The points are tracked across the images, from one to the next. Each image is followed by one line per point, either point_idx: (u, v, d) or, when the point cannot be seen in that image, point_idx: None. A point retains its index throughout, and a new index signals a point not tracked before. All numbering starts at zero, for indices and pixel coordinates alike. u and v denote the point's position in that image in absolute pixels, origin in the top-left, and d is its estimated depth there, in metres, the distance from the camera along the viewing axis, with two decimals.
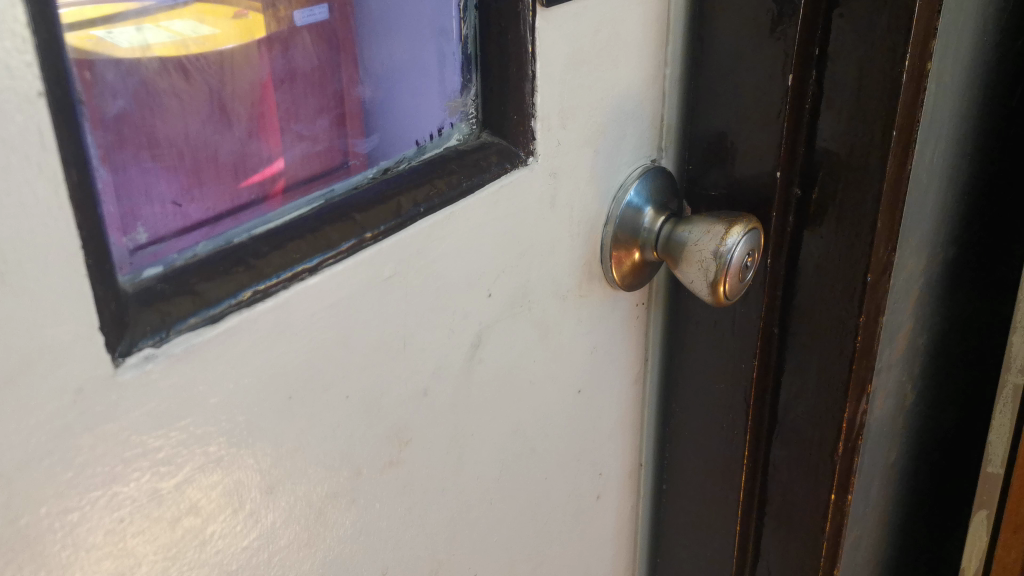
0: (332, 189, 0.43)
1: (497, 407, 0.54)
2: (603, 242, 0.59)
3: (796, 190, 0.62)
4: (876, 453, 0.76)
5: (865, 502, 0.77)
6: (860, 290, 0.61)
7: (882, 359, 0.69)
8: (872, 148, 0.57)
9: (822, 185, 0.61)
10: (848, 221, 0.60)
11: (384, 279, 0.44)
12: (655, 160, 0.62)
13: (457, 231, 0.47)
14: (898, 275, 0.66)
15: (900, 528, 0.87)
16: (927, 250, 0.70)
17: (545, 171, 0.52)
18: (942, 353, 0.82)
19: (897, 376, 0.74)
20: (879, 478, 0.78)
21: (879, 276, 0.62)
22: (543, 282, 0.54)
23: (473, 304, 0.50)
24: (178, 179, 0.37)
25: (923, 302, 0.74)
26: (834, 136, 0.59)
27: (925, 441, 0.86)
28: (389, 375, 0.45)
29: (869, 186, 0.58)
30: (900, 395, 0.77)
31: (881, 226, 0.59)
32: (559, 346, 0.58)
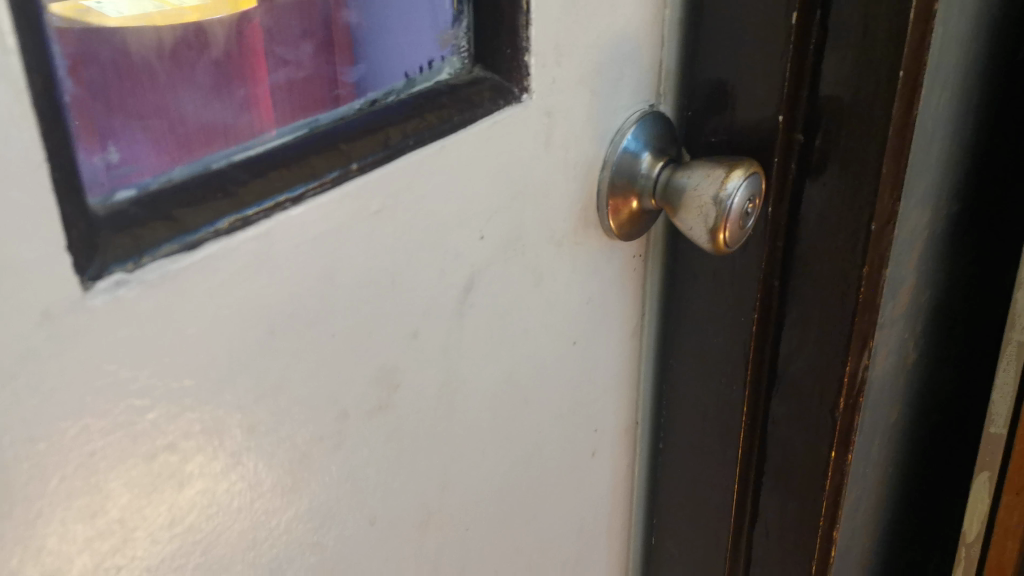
0: (316, 119, 0.41)
1: (489, 357, 0.52)
2: (601, 189, 0.57)
3: (799, 135, 0.60)
4: (878, 410, 0.74)
5: (866, 461, 0.76)
6: (864, 239, 0.60)
7: (886, 312, 0.68)
8: (878, 91, 0.56)
9: (826, 131, 0.59)
10: (852, 168, 0.59)
11: (372, 213, 0.42)
12: (654, 106, 0.60)
13: (448, 168, 0.45)
14: (903, 224, 0.64)
15: (901, 492, 0.86)
16: (932, 201, 0.68)
17: (539, 110, 0.50)
18: (945, 311, 0.80)
19: (899, 332, 0.72)
20: (880, 438, 0.77)
21: (885, 225, 0.60)
22: (537, 225, 0.53)
23: (464, 246, 0.48)
24: (131, 115, 0.34)
25: (927, 256, 0.72)
26: (839, 80, 0.57)
27: (928, 402, 0.84)
28: (376, 316, 0.44)
29: (875, 131, 0.57)
30: (903, 352, 0.75)
31: (886, 171, 0.58)
32: (553, 296, 0.56)
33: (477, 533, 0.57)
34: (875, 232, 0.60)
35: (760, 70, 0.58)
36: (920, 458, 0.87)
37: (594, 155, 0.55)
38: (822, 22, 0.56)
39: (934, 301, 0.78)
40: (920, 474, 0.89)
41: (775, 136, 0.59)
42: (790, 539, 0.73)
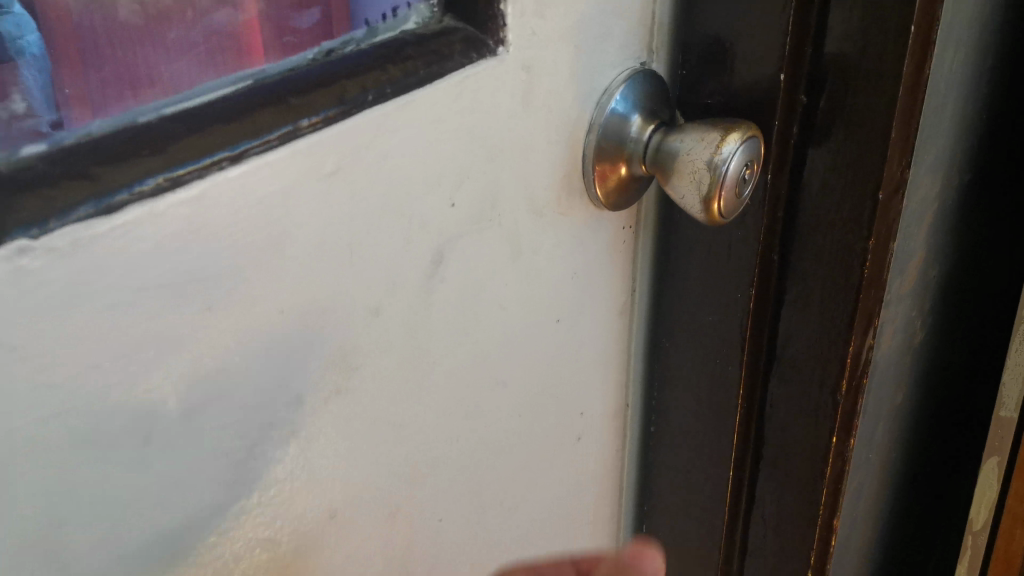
0: (262, 71, 0.36)
1: (460, 335, 0.48)
2: (586, 153, 0.53)
3: (802, 97, 0.55)
4: (883, 391, 0.70)
5: (870, 446, 0.72)
6: (870, 209, 0.55)
7: (892, 289, 0.63)
8: (887, 46, 0.51)
9: (831, 92, 0.54)
10: (858, 132, 0.54)
11: (325, 175, 0.38)
12: (646, 65, 0.55)
13: (413, 126, 0.41)
14: (912, 193, 0.60)
15: (905, 477, 0.82)
16: (942, 170, 0.64)
17: (517, 65, 0.45)
18: (955, 287, 0.76)
19: (906, 310, 0.68)
20: (884, 421, 0.73)
21: (892, 194, 0.56)
22: (515, 191, 0.48)
23: (433, 214, 0.44)
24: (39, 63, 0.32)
25: (936, 229, 0.68)
26: (845, 35, 0.52)
27: (935, 383, 0.80)
28: (332, 291, 0.40)
29: (885, 90, 0.52)
30: (909, 330, 0.71)
31: (896, 135, 0.53)
32: (534, 269, 0.52)
33: (451, 524, 0.53)
34: (882, 202, 0.55)
35: (760, 25, 0.53)
36: (926, 440, 0.83)
37: (579, 117, 0.51)
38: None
39: (943, 276, 0.73)
40: (927, 455, 0.85)
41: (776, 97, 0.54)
42: (786, 529, 0.69)
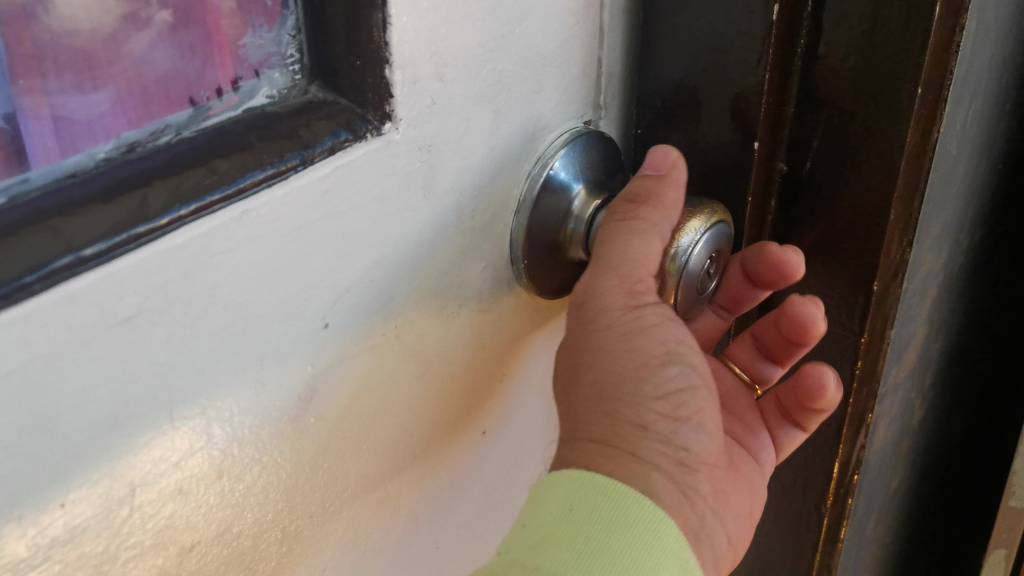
0: (26, 179, 0.26)
1: (348, 478, 0.39)
2: (513, 238, 0.43)
3: (781, 164, 0.46)
4: (879, 481, 0.61)
5: (861, 544, 0.63)
6: (865, 297, 0.47)
7: (889, 379, 0.54)
8: (889, 110, 0.41)
9: (818, 161, 0.45)
10: (850, 209, 0.45)
11: (122, 320, 0.27)
12: (590, 124, 0.45)
13: (260, 239, 0.31)
14: (915, 273, 0.50)
15: (898, 556, 0.74)
16: (951, 235, 0.54)
17: (412, 143, 0.35)
18: (960, 354, 0.67)
19: (904, 394, 0.59)
20: (879, 513, 0.64)
21: (889, 283, 0.46)
22: (420, 295, 0.39)
23: (300, 339, 0.34)
24: None
25: (941, 301, 0.58)
26: (835, 94, 0.43)
27: (933, 456, 0.71)
28: (144, 461, 0.30)
29: (887, 161, 0.42)
30: (908, 414, 0.62)
31: (896, 219, 0.44)
32: (448, 379, 0.42)
33: None
34: (878, 294, 0.46)
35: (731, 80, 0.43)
36: (919, 514, 0.75)
37: (502, 195, 0.41)
38: (814, 21, 0.42)
39: (948, 345, 0.64)
40: (920, 526, 0.77)
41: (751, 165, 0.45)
42: None
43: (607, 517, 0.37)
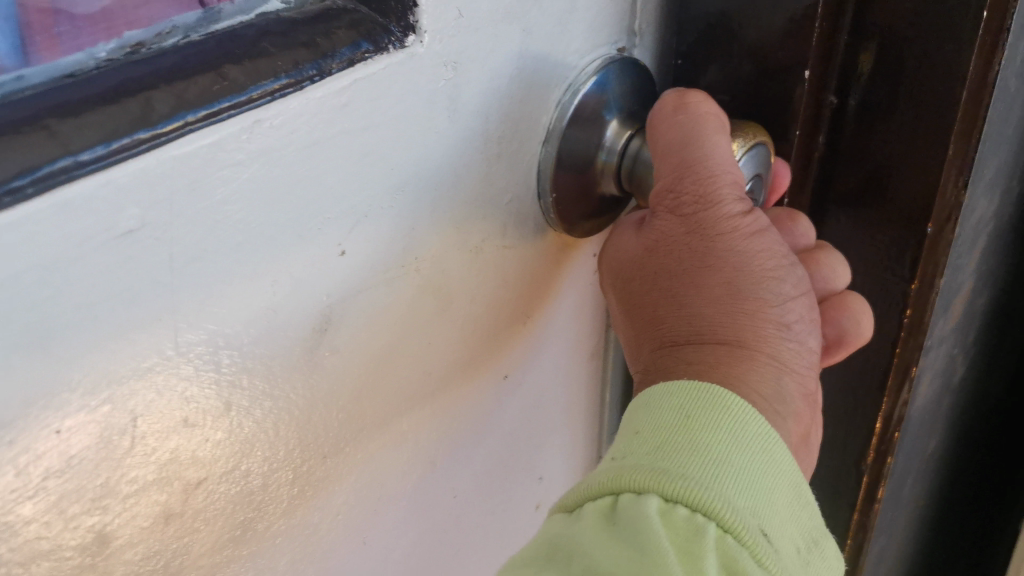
0: (21, 76, 0.25)
1: (363, 417, 0.37)
2: (542, 170, 0.40)
3: (831, 98, 0.45)
4: (916, 441, 0.59)
5: (893, 502, 0.61)
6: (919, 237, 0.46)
7: (932, 333, 0.52)
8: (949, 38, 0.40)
9: (870, 96, 0.44)
10: (905, 145, 0.44)
11: (123, 235, 0.25)
12: (625, 51, 0.42)
13: (273, 153, 0.28)
14: (967, 219, 0.48)
15: (927, 514, 0.73)
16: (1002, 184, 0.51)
17: (437, 59, 0.33)
18: (1003, 309, 0.65)
19: (947, 350, 0.56)
20: (913, 472, 0.62)
21: (943, 224, 0.45)
22: (442, 224, 0.36)
23: (317, 266, 0.32)
24: None
25: (989, 252, 0.56)
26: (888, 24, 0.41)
27: (967, 417, 0.69)
28: (145, 391, 0.28)
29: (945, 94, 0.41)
30: (950, 372, 0.59)
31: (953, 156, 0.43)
32: (470, 318, 0.40)
33: None
34: (931, 234, 0.45)
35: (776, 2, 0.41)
36: (950, 476, 0.73)
37: (531, 122, 0.38)
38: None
39: (991, 301, 0.61)
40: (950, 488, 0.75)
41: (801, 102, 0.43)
42: None
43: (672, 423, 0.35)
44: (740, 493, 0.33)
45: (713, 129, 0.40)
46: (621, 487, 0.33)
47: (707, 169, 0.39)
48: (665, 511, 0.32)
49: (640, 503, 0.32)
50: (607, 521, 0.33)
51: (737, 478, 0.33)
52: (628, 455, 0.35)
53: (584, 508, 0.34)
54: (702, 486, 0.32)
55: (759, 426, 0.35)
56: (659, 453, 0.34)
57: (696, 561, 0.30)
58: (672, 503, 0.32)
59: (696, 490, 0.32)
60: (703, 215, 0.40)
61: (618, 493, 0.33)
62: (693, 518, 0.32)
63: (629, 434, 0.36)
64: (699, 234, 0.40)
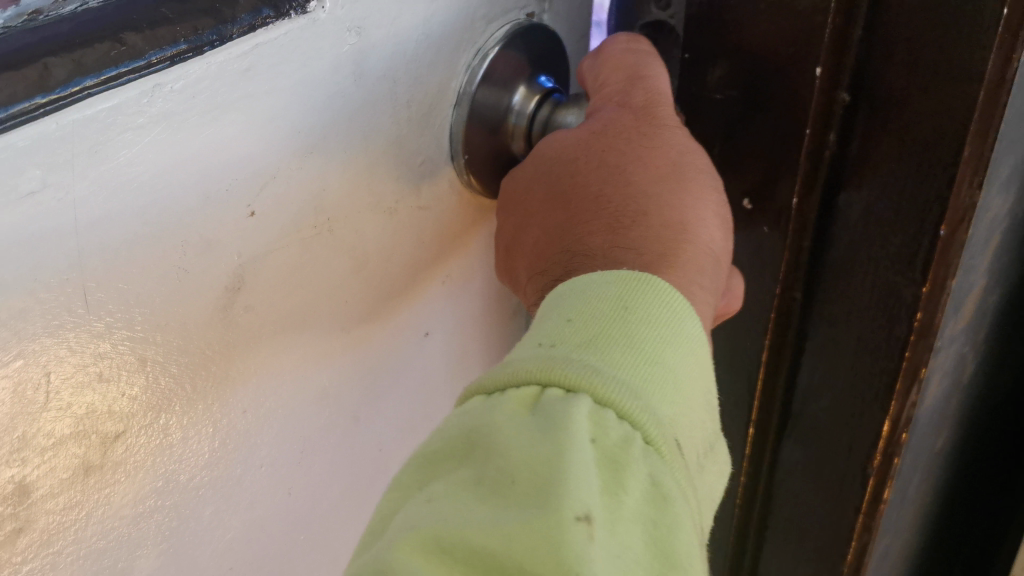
0: None
1: (281, 373, 0.38)
2: (453, 134, 0.42)
3: (843, 94, 0.43)
4: (924, 441, 0.57)
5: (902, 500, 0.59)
6: (928, 243, 0.43)
7: (944, 334, 0.49)
8: (962, 40, 0.38)
9: (882, 98, 0.42)
10: (918, 148, 0.41)
11: (25, 196, 0.26)
12: (534, 17, 0.44)
13: (174, 117, 0.30)
14: (980, 222, 0.45)
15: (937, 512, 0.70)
16: (1017, 181, 0.47)
17: (340, 24, 0.34)
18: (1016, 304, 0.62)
19: (958, 348, 0.54)
20: (921, 470, 0.60)
21: (955, 229, 0.42)
22: (353, 186, 0.38)
23: (225, 228, 0.33)
24: None
25: (1004, 250, 0.53)
26: (898, 28, 0.40)
27: (975, 433, 0.67)
28: (57, 347, 0.29)
29: (955, 96, 0.39)
30: (959, 370, 0.57)
31: (968, 155, 0.40)
32: (386, 276, 0.41)
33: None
34: (943, 239, 0.42)
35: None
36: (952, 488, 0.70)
37: (440, 85, 0.40)
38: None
39: (1006, 295, 0.59)
40: (966, 522, 0.75)
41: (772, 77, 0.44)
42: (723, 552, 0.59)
43: (612, 309, 0.31)
44: (668, 403, 0.29)
45: (655, 62, 0.42)
46: (551, 379, 0.28)
47: (651, 83, 0.41)
48: (596, 413, 0.27)
49: (569, 400, 0.28)
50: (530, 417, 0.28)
51: (667, 385, 0.30)
52: (556, 343, 0.30)
53: (501, 396, 0.29)
54: (634, 393, 0.28)
55: (696, 330, 0.32)
56: (594, 352, 0.29)
57: (616, 474, 0.26)
58: (603, 406, 0.28)
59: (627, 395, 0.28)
60: (644, 110, 0.40)
61: (542, 386, 0.29)
62: (622, 427, 0.27)
63: (553, 308, 0.32)
64: (641, 125, 0.39)
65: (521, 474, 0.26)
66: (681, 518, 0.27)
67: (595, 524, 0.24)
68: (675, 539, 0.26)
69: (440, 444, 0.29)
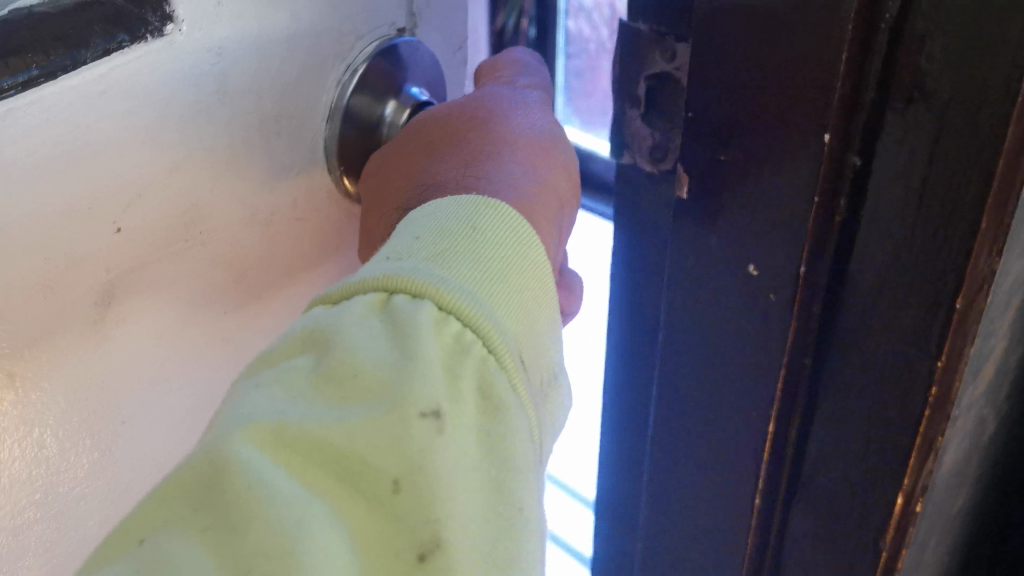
0: None
1: (160, 385, 0.39)
2: (327, 146, 0.43)
3: (854, 158, 0.31)
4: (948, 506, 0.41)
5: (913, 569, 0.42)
6: (942, 331, 0.31)
7: (960, 404, 0.35)
8: (963, 84, 0.27)
9: (908, 144, 0.29)
10: (932, 212, 0.29)
11: None
12: (405, 31, 0.45)
13: (31, 140, 0.31)
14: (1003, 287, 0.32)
15: None
16: None
17: (199, 44, 0.35)
18: None
19: (979, 411, 0.38)
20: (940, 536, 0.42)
21: (973, 299, 0.30)
22: (223, 201, 0.39)
23: (90, 246, 0.34)
24: None
25: None
26: (911, 63, 0.28)
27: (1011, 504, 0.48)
28: None
29: (975, 139, 0.27)
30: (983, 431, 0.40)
31: (995, 217, 0.28)
32: (266, 285, 0.43)
33: None
34: (960, 311, 0.30)
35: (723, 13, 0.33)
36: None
37: (309, 100, 0.41)
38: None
39: None
40: None
41: (772, 135, 0.32)
42: None
43: (463, 230, 0.33)
44: (511, 320, 0.31)
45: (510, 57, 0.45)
46: (396, 286, 0.30)
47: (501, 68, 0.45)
48: (438, 321, 0.29)
49: (414, 306, 0.29)
50: (377, 324, 0.29)
51: (511, 303, 0.31)
52: (406, 255, 0.32)
53: (348, 303, 0.30)
54: (476, 300, 0.30)
55: (540, 261, 0.34)
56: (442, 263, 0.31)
57: (456, 378, 0.28)
58: (445, 312, 0.29)
59: (468, 302, 0.29)
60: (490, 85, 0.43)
61: (392, 291, 0.30)
62: (463, 334, 0.29)
63: (404, 227, 0.34)
64: (516, 93, 0.42)
65: (364, 371, 0.27)
66: (519, 421, 0.28)
67: (442, 419, 0.26)
68: (509, 445, 0.28)
69: (288, 340, 0.30)
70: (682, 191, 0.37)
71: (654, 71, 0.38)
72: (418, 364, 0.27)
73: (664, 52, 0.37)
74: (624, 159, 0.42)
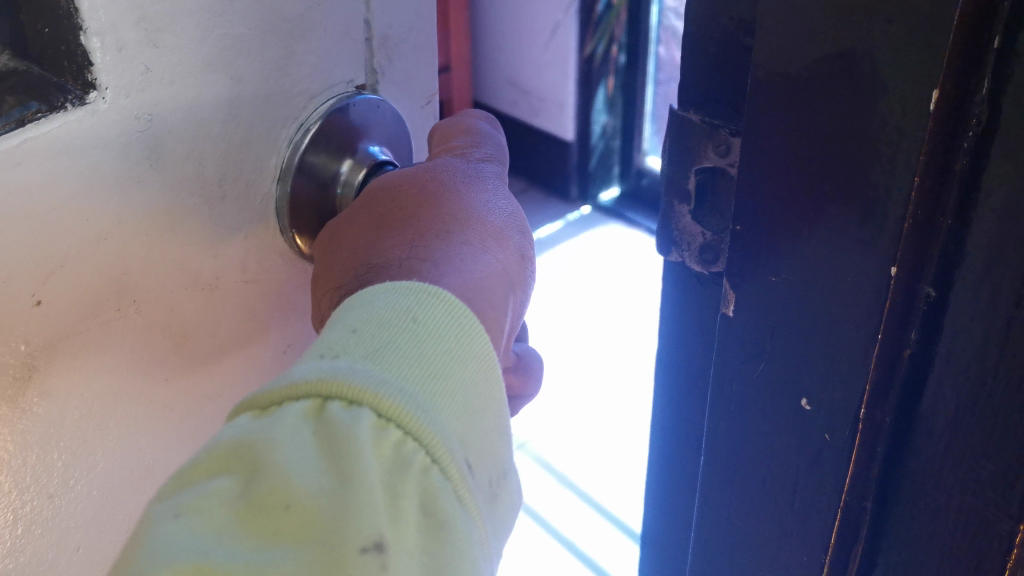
0: None
1: (93, 456, 0.38)
2: (278, 208, 0.42)
3: (928, 287, 0.28)
4: None
5: None
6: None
7: None
8: None
9: (990, 278, 0.26)
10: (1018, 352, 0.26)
11: None
12: (365, 88, 0.44)
13: None
14: None
15: None
16: None
17: (127, 112, 0.34)
18: None
19: None
20: None
21: None
22: (160, 269, 0.38)
23: (7, 319, 0.33)
24: None
25: None
26: (1004, 179, 0.25)
27: None
28: None
29: None
30: None
31: None
32: (211, 350, 0.41)
33: None
34: None
35: (763, 113, 0.30)
36: None
37: (257, 162, 0.40)
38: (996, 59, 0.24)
39: None
40: None
41: (811, 256, 0.30)
42: None
43: (407, 318, 0.31)
44: (459, 424, 0.29)
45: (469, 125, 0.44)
46: (333, 391, 0.27)
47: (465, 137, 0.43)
48: (379, 435, 0.26)
49: (352, 415, 0.27)
50: (312, 436, 0.27)
51: (458, 403, 0.29)
52: (342, 353, 0.29)
53: (279, 411, 0.27)
54: (421, 406, 0.28)
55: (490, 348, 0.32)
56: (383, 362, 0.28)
57: (398, 499, 0.26)
58: (386, 421, 0.27)
59: (413, 410, 0.27)
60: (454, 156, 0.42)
61: (325, 397, 0.27)
62: (405, 445, 0.27)
63: (341, 316, 0.32)
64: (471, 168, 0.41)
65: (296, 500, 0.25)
66: (466, 536, 0.27)
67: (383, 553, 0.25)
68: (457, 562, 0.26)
69: (208, 455, 0.27)
70: (729, 305, 0.34)
71: (707, 165, 0.33)
72: (356, 493, 0.25)
73: (716, 145, 0.33)
74: (669, 257, 0.36)
